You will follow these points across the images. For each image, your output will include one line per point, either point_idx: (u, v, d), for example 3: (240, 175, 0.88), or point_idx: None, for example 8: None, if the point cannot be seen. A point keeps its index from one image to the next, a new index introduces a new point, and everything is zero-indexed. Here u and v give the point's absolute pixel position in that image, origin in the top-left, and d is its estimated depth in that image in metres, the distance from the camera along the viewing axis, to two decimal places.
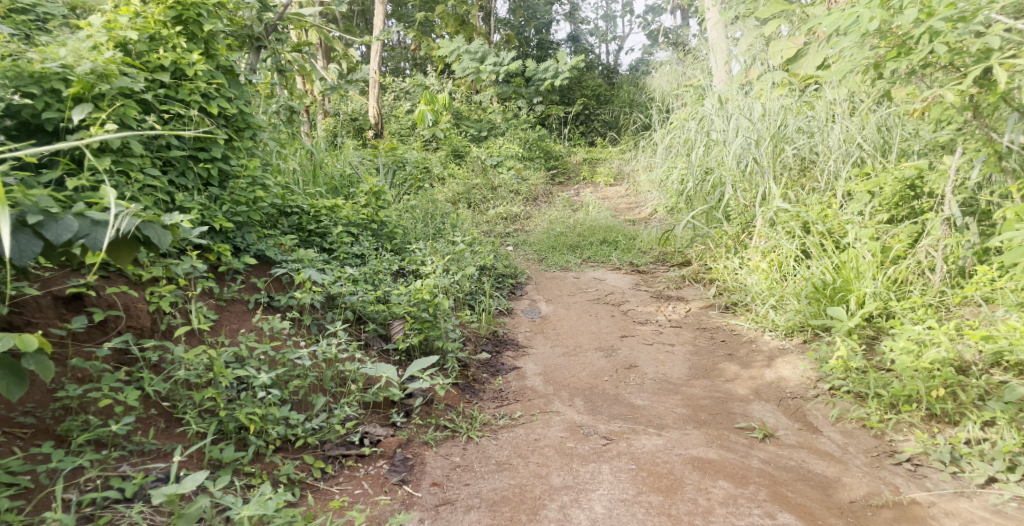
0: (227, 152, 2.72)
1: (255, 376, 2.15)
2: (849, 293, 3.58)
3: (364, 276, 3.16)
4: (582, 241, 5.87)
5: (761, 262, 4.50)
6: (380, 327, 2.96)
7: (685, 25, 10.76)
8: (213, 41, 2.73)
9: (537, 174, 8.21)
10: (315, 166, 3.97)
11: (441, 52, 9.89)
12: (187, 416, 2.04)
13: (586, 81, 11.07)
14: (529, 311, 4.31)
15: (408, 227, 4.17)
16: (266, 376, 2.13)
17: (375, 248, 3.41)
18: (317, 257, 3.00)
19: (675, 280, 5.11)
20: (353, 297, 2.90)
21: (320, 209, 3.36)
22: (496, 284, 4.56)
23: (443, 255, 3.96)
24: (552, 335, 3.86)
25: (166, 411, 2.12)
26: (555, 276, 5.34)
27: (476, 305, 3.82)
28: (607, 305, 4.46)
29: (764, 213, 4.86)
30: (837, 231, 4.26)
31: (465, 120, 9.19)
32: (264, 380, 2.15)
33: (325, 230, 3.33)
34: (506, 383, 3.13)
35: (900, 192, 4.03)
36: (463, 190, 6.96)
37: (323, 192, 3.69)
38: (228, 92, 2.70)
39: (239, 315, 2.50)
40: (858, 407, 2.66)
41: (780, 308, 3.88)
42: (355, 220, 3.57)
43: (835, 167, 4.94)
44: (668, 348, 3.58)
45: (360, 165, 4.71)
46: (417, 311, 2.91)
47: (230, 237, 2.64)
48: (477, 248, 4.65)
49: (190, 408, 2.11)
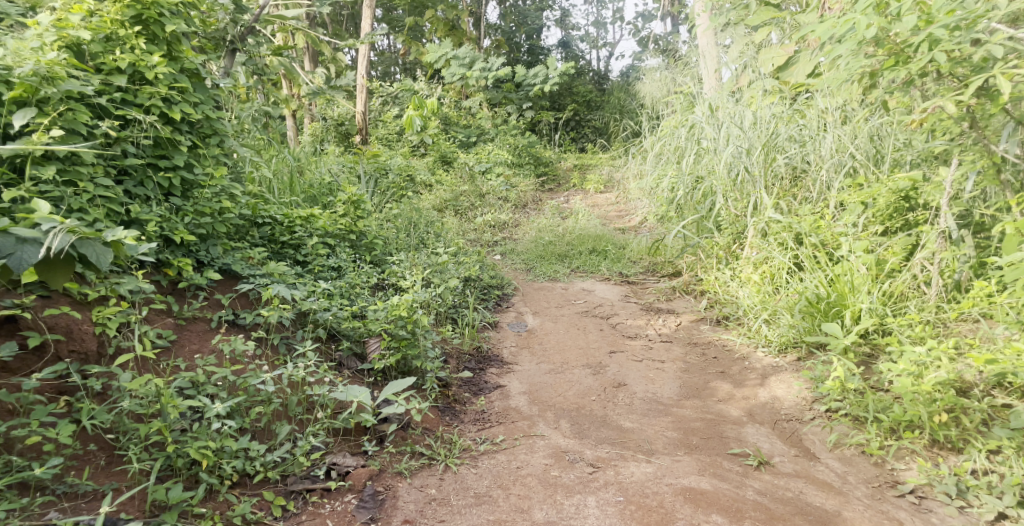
0: (191, 160, 2.58)
1: (210, 406, 2.01)
2: (844, 308, 3.47)
3: (340, 291, 3.03)
4: (571, 250, 5.74)
5: (753, 274, 4.39)
6: (356, 346, 2.82)
7: (675, 31, 10.68)
8: (177, 43, 2.59)
9: (527, 180, 8.09)
10: (292, 174, 3.83)
11: (429, 57, 9.75)
12: (129, 454, 1.89)
13: (576, 87, 10.96)
14: (515, 325, 4.17)
15: (389, 237, 4.03)
16: (221, 406, 1.99)
17: (353, 261, 3.28)
18: (289, 271, 2.86)
19: (665, 291, 4.99)
20: (327, 314, 2.76)
21: (295, 220, 3.23)
22: (482, 295, 4.42)
23: (426, 267, 3.82)
24: (538, 350, 3.73)
25: (108, 446, 1.98)
26: (543, 286, 5.20)
27: (459, 320, 3.69)
28: (595, 318, 4.33)
29: (755, 224, 4.75)
30: (830, 244, 4.16)
31: (453, 126, 9.06)
32: (220, 409, 2.00)
33: (300, 242, 3.19)
34: (488, 403, 3.00)
35: (895, 204, 3.97)
36: (450, 198, 6.83)
37: (298, 202, 3.55)
38: (192, 96, 2.56)
39: (200, 335, 2.35)
40: (857, 431, 2.54)
41: (773, 322, 3.77)
42: (332, 231, 3.44)
43: (828, 177, 4.84)
44: (658, 365, 3.46)
45: (341, 172, 4.56)
46: (394, 328, 2.77)
47: (192, 250, 2.51)
48: (462, 258, 4.51)
49: (134, 443, 1.96)
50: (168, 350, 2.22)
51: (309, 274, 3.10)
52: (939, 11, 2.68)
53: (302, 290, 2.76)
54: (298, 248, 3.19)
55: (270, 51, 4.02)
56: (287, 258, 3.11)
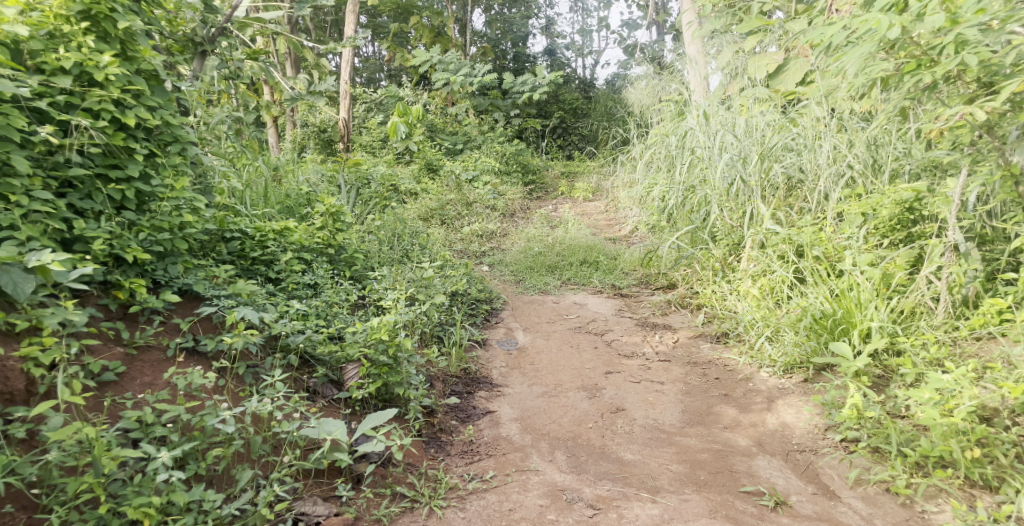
0: (147, 170, 2.36)
1: (154, 455, 1.78)
2: (851, 326, 3.28)
3: (314, 311, 2.81)
4: (561, 260, 5.53)
5: (752, 288, 4.20)
6: (332, 374, 2.60)
7: (661, 39, 10.57)
8: (132, 41, 2.38)
9: (515, 189, 7.88)
10: (266, 184, 3.59)
11: (414, 63, 9.54)
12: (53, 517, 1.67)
13: (563, 95, 10.77)
14: (504, 342, 3.95)
15: (370, 250, 3.80)
16: (167, 455, 1.77)
17: (330, 278, 3.06)
18: (259, 290, 2.65)
19: (660, 305, 4.76)
20: (297, 339, 2.53)
21: (268, 234, 3.01)
22: (470, 310, 4.21)
23: (410, 283, 3.60)
24: (529, 370, 3.51)
25: (31, 503, 1.75)
26: (533, 300, 4.98)
27: (445, 339, 3.46)
28: (589, 334, 4.13)
29: (753, 235, 4.58)
30: (832, 257, 3.98)
31: (439, 133, 8.86)
32: (170, 456, 1.78)
33: (273, 258, 2.97)
34: (477, 433, 2.78)
35: (899, 216, 3.76)
36: (436, 206, 6.60)
37: (271, 214, 3.32)
38: (149, 100, 2.35)
39: (154, 365, 2.13)
40: (879, 467, 2.37)
41: (776, 340, 3.58)
42: (308, 245, 3.22)
43: (825, 187, 4.68)
44: (656, 388, 3.26)
45: (320, 182, 4.32)
46: (374, 353, 2.54)
47: (148, 269, 2.30)
48: (449, 271, 4.29)
49: (64, 499, 1.73)
50: (114, 384, 2.00)
51: (283, 292, 2.88)
52: (967, 11, 2.54)
53: (274, 311, 2.55)
54: (271, 264, 2.97)
55: (246, 55, 3.83)
56: (258, 275, 2.89)
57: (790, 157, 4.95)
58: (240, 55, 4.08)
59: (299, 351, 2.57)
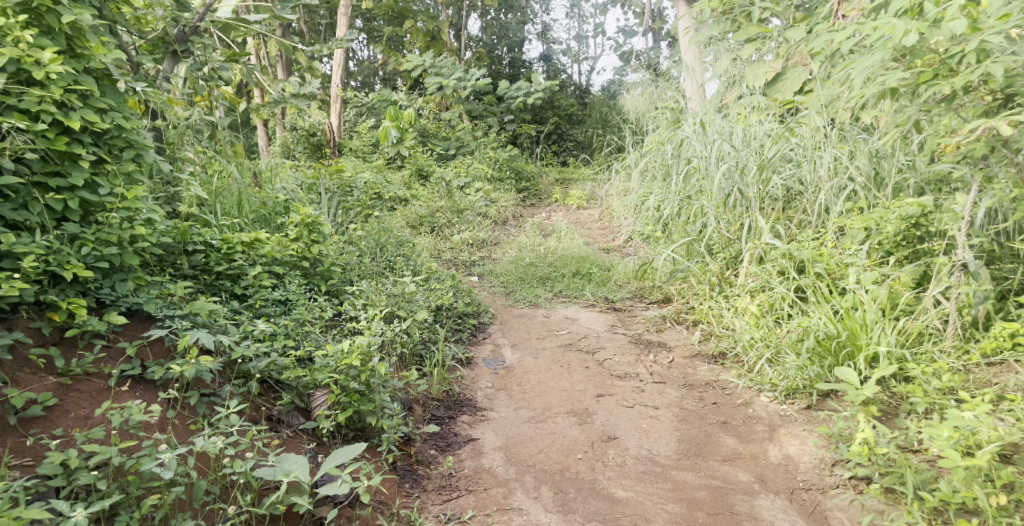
0: (94, 178, 2.23)
1: (68, 514, 1.57)
2: (857, 350, 3.10)
3: (283, 332, 2.61)
4: (553, 271, 5.33)
5: (750, 304, 4.01)
6: (299, 401, 2.40)
7: (657, 46, 10.41)
8: (80, 37, 2.27)
9: (508, 195, 7.69)
10: (238, 192, 3.39)
11: (406, 66, 9.34)
12: None
13: (558, 101, 10.57)
14: (491, 360, 3.76)
15: (350, 263, 3.60)
16: (82, 516, 1.56)
17: (303, 295, 2.86)
18: (222, 309, 2.47)
19: (655, 320, 4.55)
20: (259, 364, 2.33)
21: (235, 246, 2.82)
22: (455, 326, 4.00)
23: (390, 298, 3.39)
24: (516, 391, 3.32)
25: None
26: (523, 313, 4.78)
27: (426, 359, 3.26)
28: (580, 352, 3.93)
29: (751, 249, 4.41)
30: (835, 273, 3.81)
31: (431, 138, 8.66)
32: (86, 514, 1.58)
33: (240, 272, 2.78)
34: (457, 464, 2.61)
35: (903, 232, 3.59)
36: (426, 213, 6.41)
37: (240, 224, 3.12)
38: (97, 101, 2.22)
39: (92, 395, 1.99)
40: (893, 511, 2.19)
41: (777, 362, 3.39)
42: (280, 258, 3.02)
43: (826, 200, 4.51)
44: (651, 413, 3.07)
45: (300, 189, 4.11)
46: (343, 380, 2.34)
47: (91, 288, 2.16)
48: (434, 284, 4.09)
49: None
50: (42, 420, 1.86)
51: (251, 310, 2.68)
52: (991, 17, 2.38)
53: (235, 333, 2.35)
54: (238, 278, 2.77)
55: (223, 58, 3.63)
56: (223, 291, 2.69)
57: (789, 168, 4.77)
58: (217, 55, 3.88)
59: (262, 376, 2.38)
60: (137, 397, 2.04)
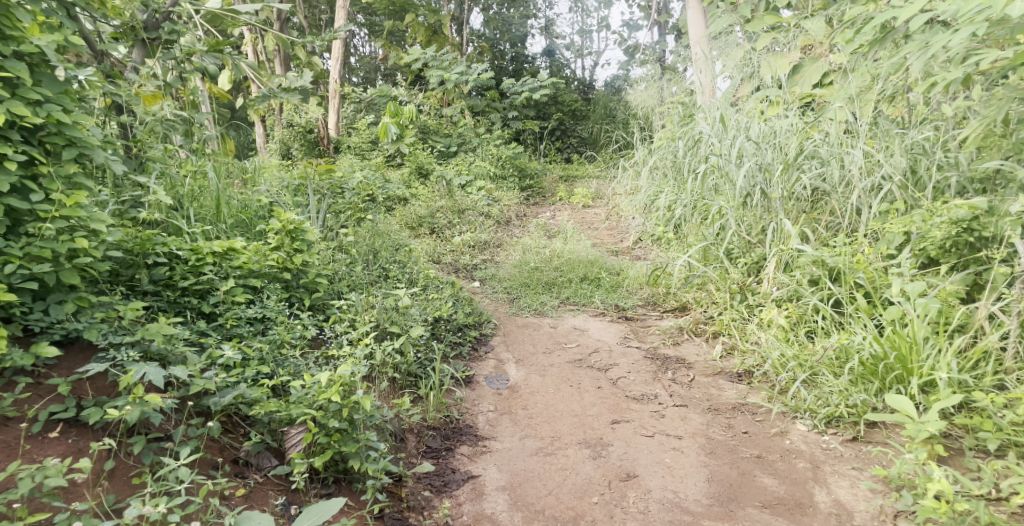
0: (26, 182, 1.90)
1: None
2: (908, 374, 2.82)
3: (255, 356, 2.26)
4: (559, 276, 4.96)
5: (778, 317, 3.68)
6: (272, 440, 2.05)
7: (664, 40, 10.05)
8: (8, 16, 1.91)
9: (511, 194, 7.35)
10: (211, 192, 3.04)
11: (406, 60, 8.98)
12: None
13: (561, 96, 10.16)
14: (493, 379, 3.42)
15: (338, 273, 3.24)
16: None
17: (281, 312, 2.52)
18: (183, 331, 2.13)
19: (672, 331, 4.18)
20: (221, 398, 1.99)
21: (206, 256, 2.48)
22: (455, 340, 3.66)
23: (383, 312, 3.03)
24: (521, 416, 2.98)
25: None
26: (528, 323, 4.42)
27: (423, 380, 2.92)
28: (591, 369, 3.58)
29: (777, 256, 4.08)
30: (877, 284, 3.48)
31: (432, 135, 8.32)
32: None
33: (209, 286, 2.43)
34: (455, 509, 2.31)
35: (954, 237, 3.37)
36: (426, 214, 6.07)
37: (213, 231, 2.77)
38: (29, 91, 1.88)
39: (12, 446, 1.71)
40: None
41: (814, 384, 3.08)
42: (258, 269, 2.67)
43: (858, 202, 4.18)
44: (673, 444, 2.74)
45: (284, 190, 3.76)
46: (321, 416, 2.00)
47: (21, 314, 1.87)
48: (431, 294, 3.74)
49: None
50: None
51: (220, 331, 2.34)
52: None
53: (197, 360, 2.01)
54: (207, 294, 2.43)
55: (205, 48, 3.21)
56: (188, 310, 2.35)
57: (816, 167, 4.42)
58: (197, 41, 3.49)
59: (226, 412, 2.04)
60: (67, 445, 1.76)
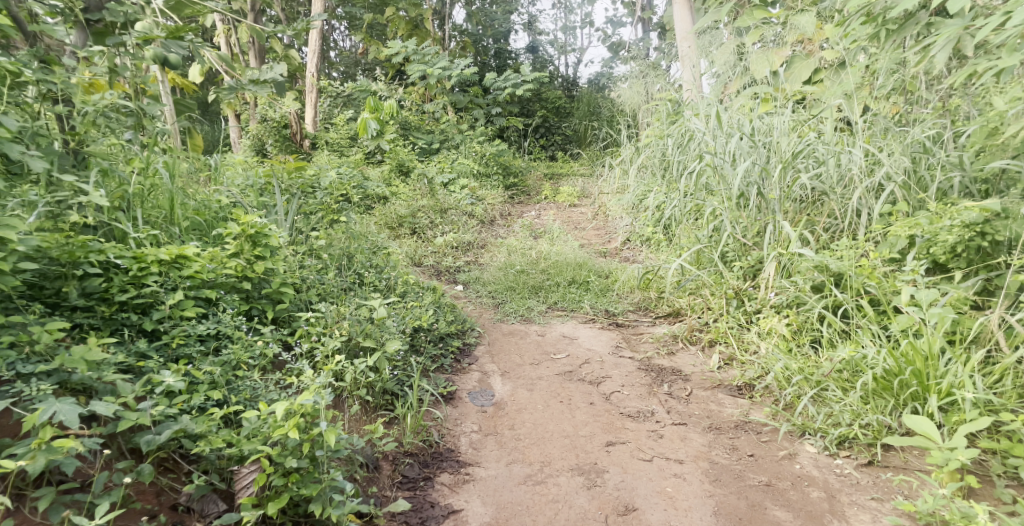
0: None
1: None
2: (924, 391, 2.61)
3: (205, 380, 1.99)
4: (546, 280, 4.70)
5: (779, 325, 3.47)
6: (220, 480, 1.82)
7: (648, 37, 9.85)
8: None
9: (495, 192, 7.09)
10: (163, 190, 2.74)
11: (386, 53, 8.68)
12: None
13: (545, 93, 9.90)
14: (476, 394, 3.17)
15: (307, 282, 2.96)
16: None
17: (236, 329, 2.24)
18: (112, 356, 1.87)
19: (665, 339, 3.94)
20: (157, 435, 1.74)
21: (150, 265, 2.19)
22: (435, 351, 3.40)
23: (356, 325, 2.75)
24: (508, 438, 2.73)
25: None
26: (514, 330, 4.15)
27: (400, 399, 2.68)
28: (582, 383, 3.33)
29: (776, 259, 3.85)
30: (886, 292, 3.27)
31: (413, 131, 8.04)
32: None
33: (152, 300, 2.15)
34: None
35: (965, 241, 3.16)
36: (407, 213, 5.79)
37: (161, 236, 2.49)
38: None
39: None
40: None
41: (822, 400, 2.86)
42: (212, 279, 2.38)
43: (858, 203, 3.97)
44: (673, 469, 2.53)
45: (247, 188, 3.45)
46: (277, 453, 1.75)
47: None
48: (409, 302, 3.47)
49: None
50: None
51: (165, 351, 2.07)
52: None
53: (129, 390, 1.76)
54: (150, 309, 2.16)
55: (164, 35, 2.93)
56: (127, 327, 2.09)
57: (813, 166, 4.20)
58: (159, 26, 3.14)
59: (164, 451, 1.80)
60: None
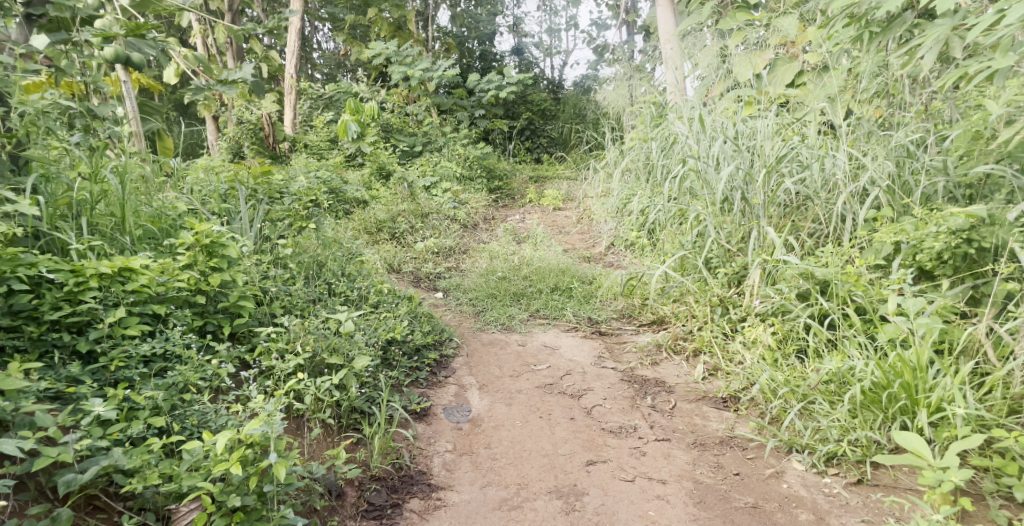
0: None
1: None
2: (914, 405, 2.52)
3: (145, 406, 1.89)
4: (528, 286, 4.57)
5: (764, 335, 3.37)
6: (155, 520, 1.75)
7: (633, 39, 9.78)
8: None
9: (478, 196, 6.97)
10: (111, 199, 2.62)
11: (367, 55, 8.53)
12: None
13: (530, 95, 9.79)
14: (452, 410, 3.04)
15: (272, 294, 2.82)
16: None
17: (185, 347, 2.11)
18: (36, 383, 1.76)
19: (649, 349, 3.83)
20: (80, 475, 1.64)
21: (89, 279, 2.06)
22: (410, 364, 3.27)
23: (322, 340, 2.62)
24: (483, 458, 2.64)
25: None
26: (494, 340, 4.02)
27: (369, 418, 2.56)
28: (562, 396, 3.22)
29: (761, 265, 3.74)
30: (874, 300, 3.18)
31: (395, 134, 7.90)
32: None
33: (91, 318, 2.03)
34: None
35: (952, 248, 3.09)
36: (386, 218, 5.65)
37: (105, 247, 2.37)
38: None
39: None
40: None
41: (809, 414, 2.77)
42: (162, 293, 2.25)
43: (842, 209, 3.88)
44: (656, 490, 2.45)
45: (210, 194, 3.30)
46: (220, 492, 1.71)
47: None
48: (382, 312, 3.34)
49: None
50: None
51: (102, 374, 1.95)
52: None
53: (51, 422, 1.66)
54: (88, 328, 2.04)
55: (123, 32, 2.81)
56: (58, 349, 1.97)
57: (797, 170, 4.12)
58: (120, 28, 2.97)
59: (90, 489, 1.71)
60: None
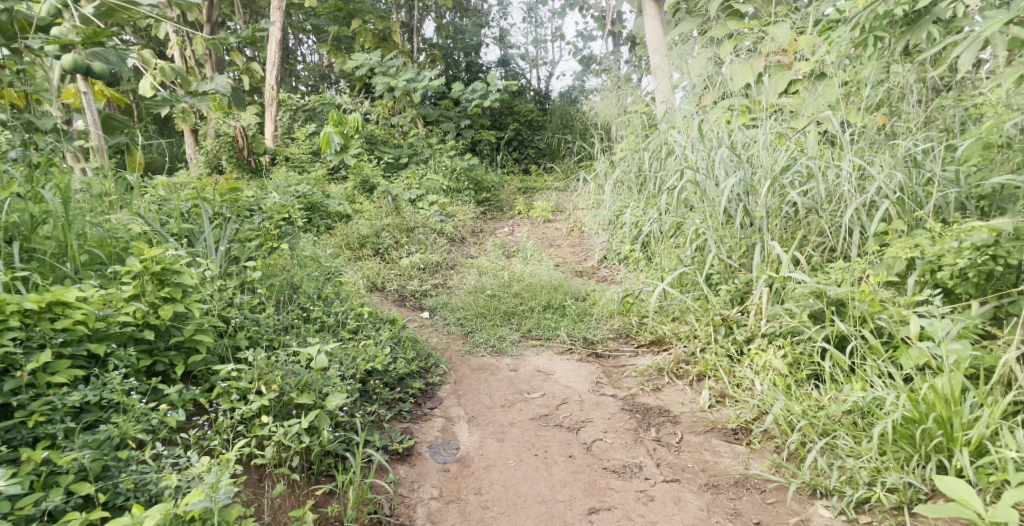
0: None
1: None
2: (952, 445, 2.28)
3: (68, 469, 1.67)
4: (520, 304, 4.27)
5: (776, 359, 3.11)
6: None
7: (620, 49, 9.59)
8: None
9: (466, 208, 6.70)
10: (52, 220, 2.38)
11: (349, 65, 8.25)
12: None
13: (517, 106, 9.54)
14: (438, 448, 2.76)
15: (236, 322, 2.53)
16: None
17: (125, 395, 1.85)
18: None
19: (649, 373, 3.52)
20: None
21: (9, 317, 1.79)
22: (391, 397, 2.97)
23: (291, 376, 2.33)
24: (473, 507, 2.41)
25: None
26: (484, 364, 3.71)
27: (345, 466, 2.28)
28: (560, 429, 2.95)
29: (767, 283, 3.45)
30: (897, 323, 2.91)
31: (379, 145, 7.62)
32: None
33: (9, 364, 1.77)
34: None
35: (977, 265, 2.81)
36: (369, 233, 5.36)
37: (36, 278, 2.11)
38: None
39: None
40: None
41: (834, 452, 2.51)
42: (101, 329, 1.99)
43: (849, 221, 3.59)
44: None
45: (170, 213, 3.01)
46: None
47: None
48: (358, 339, 3.04)
49: None
50: None
51: (18, 432, 1.70)
52: None
53: None
54: (5, 375, 1.78)
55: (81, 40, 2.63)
56: None
57: (800, 181, 3.82)
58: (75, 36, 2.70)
59: None
60: None
